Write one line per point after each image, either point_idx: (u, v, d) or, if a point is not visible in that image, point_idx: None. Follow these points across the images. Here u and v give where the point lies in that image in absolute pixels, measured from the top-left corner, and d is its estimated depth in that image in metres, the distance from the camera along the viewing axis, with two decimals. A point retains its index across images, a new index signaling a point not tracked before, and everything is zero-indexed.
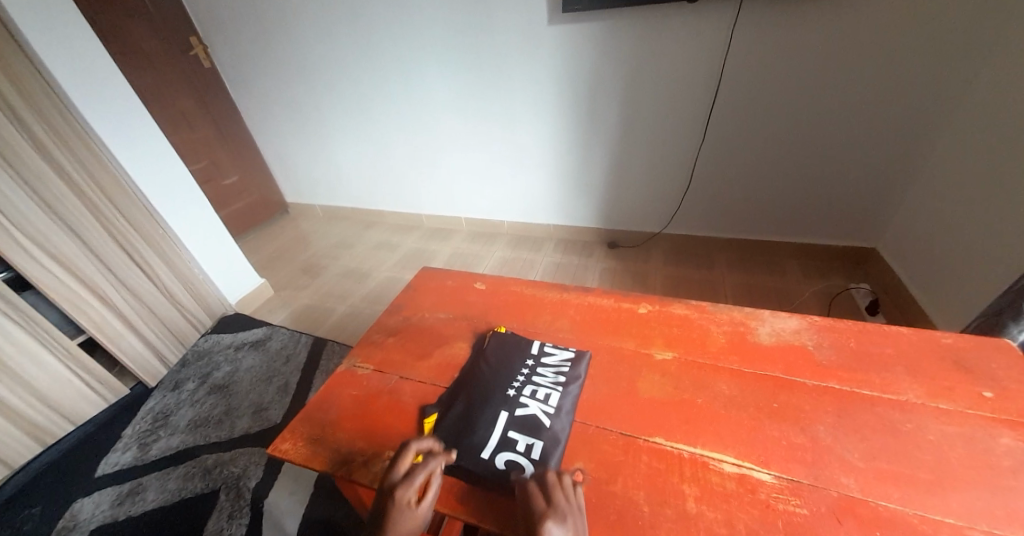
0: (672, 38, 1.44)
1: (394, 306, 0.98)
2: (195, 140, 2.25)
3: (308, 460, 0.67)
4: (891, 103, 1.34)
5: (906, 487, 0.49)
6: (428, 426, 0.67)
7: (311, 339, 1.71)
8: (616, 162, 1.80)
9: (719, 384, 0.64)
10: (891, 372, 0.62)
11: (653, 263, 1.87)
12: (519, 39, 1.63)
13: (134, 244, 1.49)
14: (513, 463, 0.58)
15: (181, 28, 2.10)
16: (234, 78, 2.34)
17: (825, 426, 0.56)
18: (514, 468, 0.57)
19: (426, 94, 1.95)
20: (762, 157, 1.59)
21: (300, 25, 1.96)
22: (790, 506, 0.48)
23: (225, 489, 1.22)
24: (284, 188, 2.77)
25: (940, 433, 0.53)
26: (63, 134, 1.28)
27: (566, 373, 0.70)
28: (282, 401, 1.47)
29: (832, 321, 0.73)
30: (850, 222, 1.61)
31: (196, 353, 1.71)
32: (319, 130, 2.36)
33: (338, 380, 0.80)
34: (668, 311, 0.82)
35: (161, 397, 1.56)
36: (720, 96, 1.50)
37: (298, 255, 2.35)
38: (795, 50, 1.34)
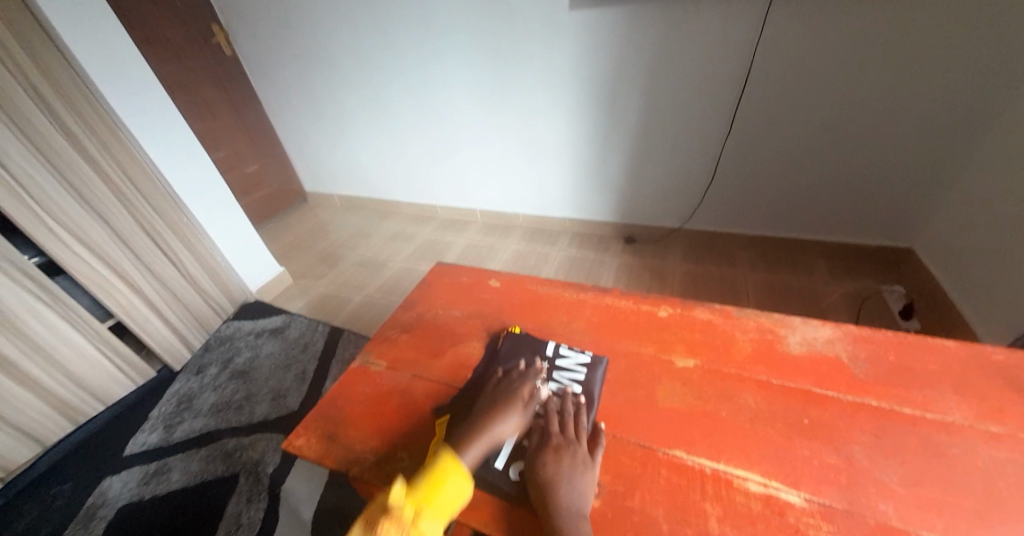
0: (700, 25, 1.38)
1: (408, 301, 0.97)
2: (217, 129, 2.28)
3: (321, 458, 0.67)
4: (938, 94, 1.26)
5: (950, 518, 0.45)
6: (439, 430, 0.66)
7: (327, 329, 1.73)
8: (637, 154, 1.74)
9: (745, 396, 0.61)
10: (935, 390, 0.58)
11: (671, 259, 1.82)
12: (540, 25, 1.58)
13: (159, 232, 1.53)
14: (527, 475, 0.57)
15: (202, 16, 2.11)
16: (255, 67, 2.35)
17: (861, 447, 0.53)
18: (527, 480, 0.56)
19: (443, 82, 1.92)
20: (793, 150, 1.51)
21: (319, 13, 1.95)
22: (821, 532, 0.46)
23: (244, 473, 1.25)
24: (302, 177, 2.79)
25: (990, 459, 0.49)
26: (92, 124, 1.31)
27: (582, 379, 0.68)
28: (299, 390, 1.49)
29: (868, 331, 0.68)
30: (885, 220, 1.53)
31: (217, 339, 1.75)
32: (337, 120, 2.36)
33: (351, 377, 0.80)
34: (690, 314, 0.78)
35: (184, 381, 1.60)
36: (749, 87, 1.43)
37: (315, 245, 2.37)
38: (834, 37, 1.26)
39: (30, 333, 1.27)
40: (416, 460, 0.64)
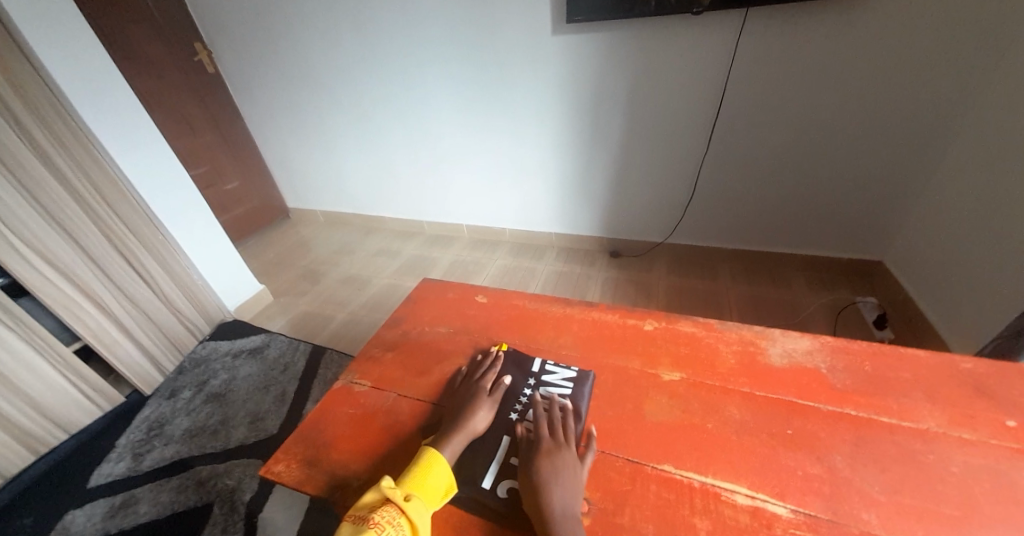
0: (677, 49, 1.44)
1: (393, 319, 0.96)
2: (197, 145, 2.25)
3: (301, 484, 0.64)
4: (899, 115, 1.33)
5: (930, 524, 0.46)
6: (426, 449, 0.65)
7: (309, 348, 1.69)
8: (620, 171, 1.79)
9: (730, 408, 0.62)
10: (909, 398, 0.60)
11: (655, 273, 1.85)
12: (523, 47, 1.62)
13: (133, 250, 1.48)
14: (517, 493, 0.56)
15: (184, 33, 2.10)
16: (238, 84, 2.34)
17: (842, 456, 0.54)
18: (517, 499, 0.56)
19: (429, 101, 1.94)
20: (767, 167, 1.57)
21: (305, 33, 1.96)
22: None
23: (219, 502, 1.19)
24: (285, 194, 2.76)
25: (964, 466, 0.51)
26: (65, 142, 1.28)
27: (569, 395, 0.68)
28: (278, 412, 1.44)
29: (844, 341, 0.70)
30: (857, 234, 1.60)
31: (192, 361, 1.69)
32: (322, 137, 2.36)
33: (334, 399, 0.78)
34: (675, 328, 0.80)
35: (155, 406, 1.53)
36: (725, 108, 1.50)
37: (298, 262, 2.33)
38: (801, 61, 1.33)
39: None
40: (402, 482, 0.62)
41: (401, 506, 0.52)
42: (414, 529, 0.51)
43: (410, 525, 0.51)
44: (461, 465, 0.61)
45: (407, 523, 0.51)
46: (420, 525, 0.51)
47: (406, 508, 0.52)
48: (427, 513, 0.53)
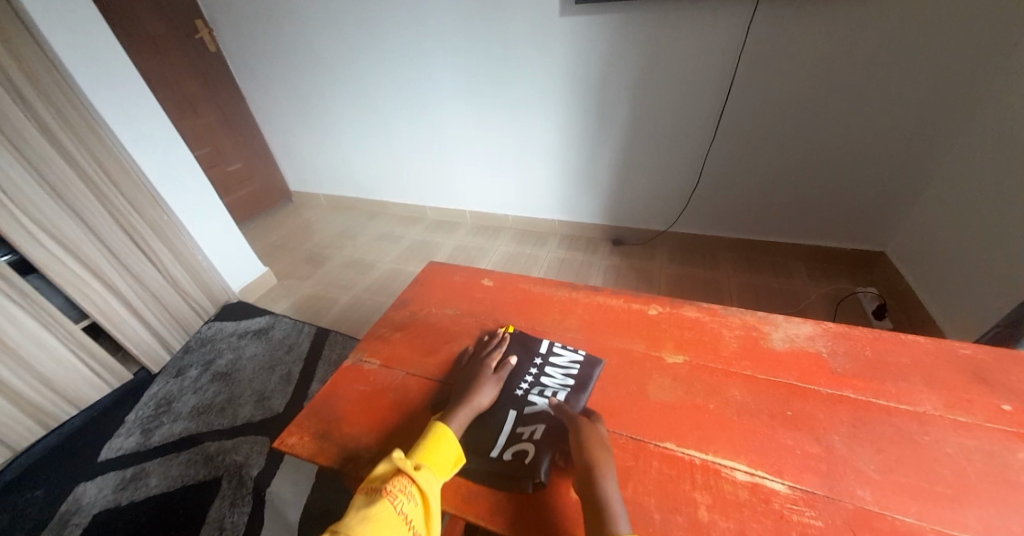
0: (686, 34, 1.42)
1: (400, 301, 0.98)
2: (200, 126, 2.24)
3: (314, 456, 0.67)
4: (908, 105, 1.32)
5: (923, 501, 0.48)
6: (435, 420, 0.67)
7: (314, 330, 1.71)
8: (624, 158, 1.78)
9: (732, 390, 0.64)
10: (908, 382, 0.61)
11: (657, 261, 1.86)
12: (530, 29, 1.60)
13: (138, 230, 1.49)
14: (523, 457, 0.59)
15: (185, 10, 2.07)
16: (240, 64, 2.31)
17: (840, 436, 0.55)
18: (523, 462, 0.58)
19: (434, 83, 1.92)
20: (774, 156, 1.56)
21: (308, 11, 1.93)
22: (804, 518, 0.48)
23: (227, 477, 1.23)
24: (287, 177, 2.75)
25: (959, 447, 0.53)
26: (71, 121, 1.28)
27: (575, 376, 0.69)
28: (284, 391, 1.47)
29: (846, 327, 0.72)
30: (861, 225, 1.59)
31: (198, 341, 1.71)
32: (324, 119, 2.34)
33: (344, 376, 0.80)
34: (679, 313, 0.81)
35: (163, 384, 1.56)
36: (733, 95, 1.48)
37: (301, 245, 2.34)
38: (813, 47, 1.31)
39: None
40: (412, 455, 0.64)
41: (411, 476, 0.54)
42: (424, 498, 0.53)
43: (421, 494, 0.53)
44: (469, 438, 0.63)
45: (418, 492, 0.53)
46: (430, 494, 0.53)
47: (416, 477, 0.53)
48: (436, 483, 0.55)
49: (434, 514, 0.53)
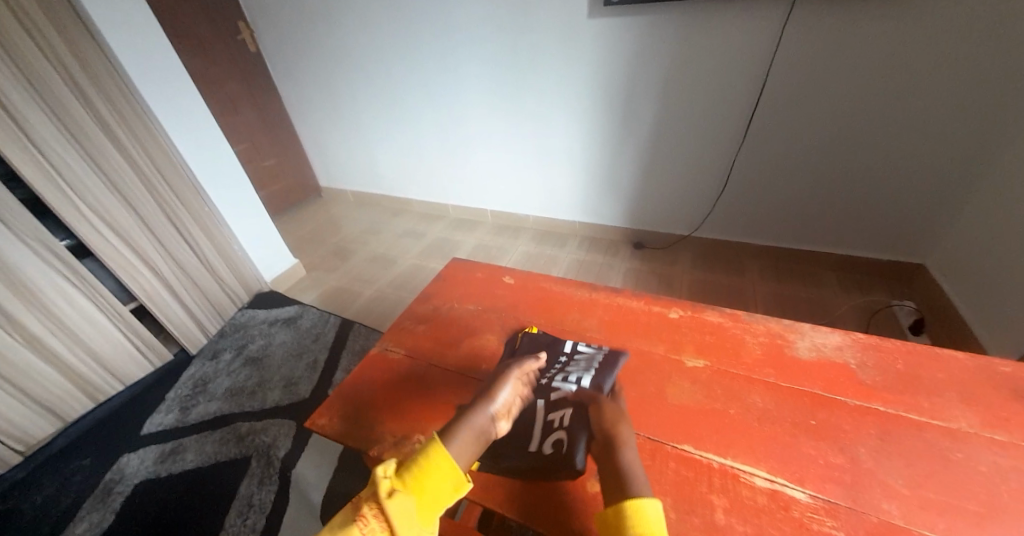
0: (717, 36, 1.40)
1: (424, 295, 1.01)
2: (239, 123, 2.35)
3: (341, 437, 0.70)
4: (953, 111, 1.26)
5: (952, 519, 0.47)
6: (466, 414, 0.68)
7: (339, 320, 1.77)
8: (649, 161, 1.77)
9: (754, 396, 0.63)
10: (941, 398, 0.59)
11: (679, 266, 1.84)
12: (558, 31, 1.61)
13: (182, 220, 1.58)
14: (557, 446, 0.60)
15: (229, 13, 2.18)
16: (277, 63, 2.41)
17: (865, 448, 0.54)
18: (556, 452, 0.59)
19: (461, 84, 1.95)
20: (806, 162, 1.52)
21: (342, 14, 2.00)
22: (824, 527, 0.47)
23: (256, 456, 1.29)
24: (318, 173, 2.85)
25: (994, 466, 0.51)
26: (125, 116, 1.37)
27: (601, 360, 0.72)
28: (311, 378, 1.53)
29: (875, 339, 0.70)
30: (898, 235, 1.53)
31: (232, 326, 1.81)
32: (354, 117, 2.42)
33: (370, 363, 0.83)
34: (701, 317, 0.81)
35: (199, 365, 1.65)
36: (764, 99, 1.45)
37: (330, 238, 2.42)
38: (852, 51, 1.27)
39: (57, 311, 1.33)
40: None
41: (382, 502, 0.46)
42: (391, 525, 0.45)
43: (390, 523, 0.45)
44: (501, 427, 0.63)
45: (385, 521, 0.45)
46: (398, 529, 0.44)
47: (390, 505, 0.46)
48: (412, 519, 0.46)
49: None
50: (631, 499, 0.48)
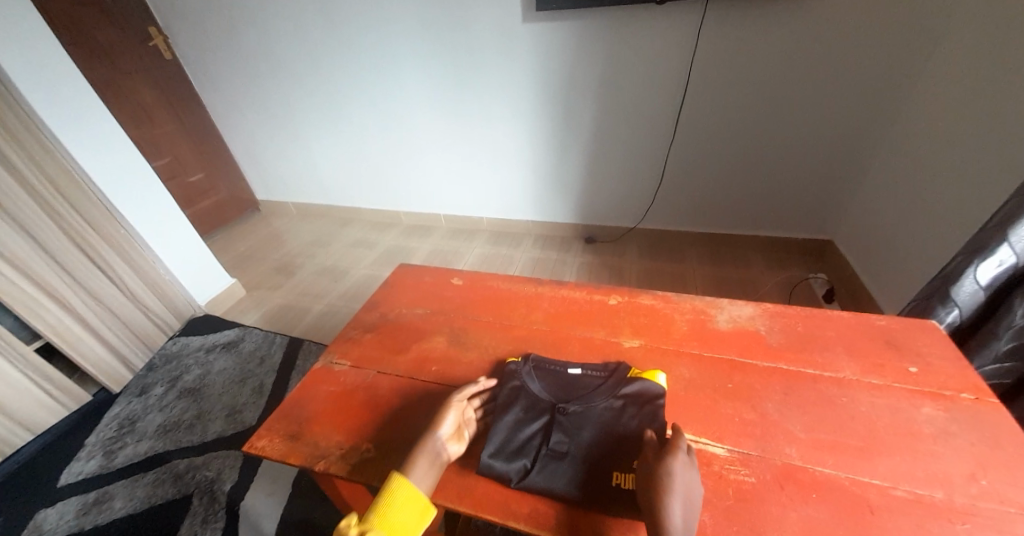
0: (641, 40, 1.50)
1: (371, 303, 0.99)
2: (157, 135, 2.17)
3: (286, 456, 0.68)
4: (841, 104, 1.44)
5: (839, 454, 0.54)
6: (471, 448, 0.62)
7: (286, 340, 1.69)
8: (592, 159, 1.84)
9: (681, 368, 0.70)
10: (832, 352, 0.68)
11: (628, 257, 1.93)
12: (494, 34, 1.64)
13: (94, 245, 1.43)
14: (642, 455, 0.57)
15: (137, 17, 2.01)
16: (199, 72, 2.26)
17: (773, 403, 0.62)
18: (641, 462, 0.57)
19: (401, 88, 1.93)
20: (728, 154, 1.66)
21: (269, 18, 1.92)
22: (739, 476, 0.53)
23: (198, 494, 1.20)
24: (254, 186, 2.69)
25: (871, 405, 0.59)
26: (16, 133, 1.23)
27: (579, 399, 0.65)
28: (256, 403, 1.45)
29: (782, 307, 0.79)
30: (809, 216, 1.72)
31: (163, 358, 1.66)
32: (290, 126, 2.31)
33: (314, 378, 0.81)
34: (636, 301, 0.87)
35: (125, 403, 1.50)
36: (688, 96, 1.57)
37: (271, 254, 2.30)
38: (755, 51, 1.42)
39: None
40: (382, 450, 0.66)
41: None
42: None
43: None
44: (591, 477, 0.56)
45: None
46: None
47: None
48: None
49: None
50: None
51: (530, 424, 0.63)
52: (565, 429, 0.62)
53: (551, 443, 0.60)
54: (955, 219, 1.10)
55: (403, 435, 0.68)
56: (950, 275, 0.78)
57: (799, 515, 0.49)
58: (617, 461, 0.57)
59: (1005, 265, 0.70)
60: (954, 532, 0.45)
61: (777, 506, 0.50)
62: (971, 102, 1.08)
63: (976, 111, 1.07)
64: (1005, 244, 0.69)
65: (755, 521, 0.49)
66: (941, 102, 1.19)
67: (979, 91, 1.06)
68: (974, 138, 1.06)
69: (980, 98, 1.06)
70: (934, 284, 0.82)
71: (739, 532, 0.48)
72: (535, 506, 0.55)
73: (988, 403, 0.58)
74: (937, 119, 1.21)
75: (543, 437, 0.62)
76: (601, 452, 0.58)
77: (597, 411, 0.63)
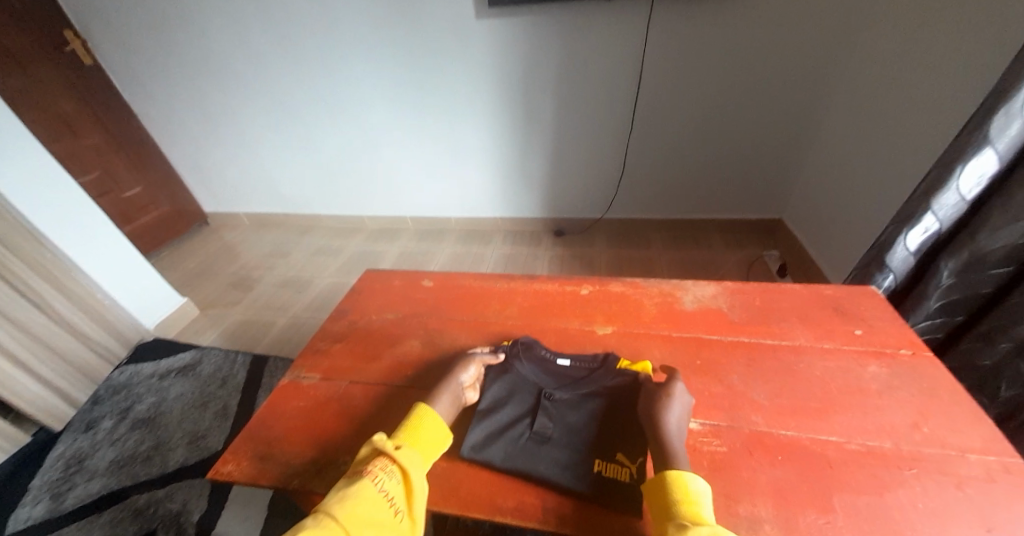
0: (594, 33, 1.52)
1: (339, 311, 0.96)
2: (83, 149, 1.99)
3: (255, 478, 0.64)
4: (783, 90, 1.53)
5: (800, 417, 0.58)
6: (427, 422, 0.60)
7: (249, 358, 1.60)
8: (555, 152, 1.86)
9: (653, 350, 0.72)
10: (788, 323, 0.73)
11: (597, 247, 1.96)
12: (447, 31, 1.62)
13: (16, 271, 1.30)
14: (627, 438, 0.58)
15: (50, 19, 1.84)
16: (127, 77, 2.09)
17: (738, 375, 0.65)
18: (626, 446, 0.58)
19: (355, 88, 1.87)
20: (683, 142, 1.72)
21: (203, 17, 1.79)
22: (712, 446, 0.56)
23: (163, 528, 1.11)
24: (200, 198, 2.53)
25: (824, 368, 0.64)
26: None
27: (567, 388, 0.66)
28: (220, 427, 1.37)
29: (742, 284, 0.83)
30: (760, 197, 1.81)
31: (110, 389, 1.53)
32: (236, 133, 2.18)
33: (282, 395, 0.77)
34: (607, 289, 0.89)
35: (70, 441, 1.38)
36: (643, 87, 1.61)
37: (226, 269, 2.17)
38: (701, 42, 1.48)
39: None
40: None
41: (393, 454, 0.55)
42: (405, 475, 0.53)
43: (404, 471, 0.54)
44: (578, 465, 0.57)
45: (399, 470, 0.54)
46: (411, 472, 0.53)
47: (398, 455, 0.54)
48: (419, 462, 0.55)
49: (418, 494, 0.53)
50: (669, 467, 0.50)
51: (517, 410, 0.65)
52: (551, 414, 0.63)
53: (536, 427, 0.62)
54: (885, 192, 1.20)
55: None
56: (884, 244, 0.84)
57: (769, 477, 0.52)
58: (600, 449, 0.58)
59: (929, 231, 0.77)
60: (902, 477, 0.50)
61: (748, 471, 0.53)
62: (895, 83, 1.18)
63: (899, 91, 1.16)
64: (929, 212, 0.76)
65: (730, 488, 0.51)
66: (871, 84, 1.29)
67: (900, 73, 1.16)
68: (899, 116, 1.16)
69: (901, 79, 1.15)
70: (871, 253, 0.89)
71: (716, 500, 0.50)
72: (520, 502, 0.55)
73: (923, 357, 0.63)
74: (868, 99, 1.30)
75: (528, 421, 0.63)
76: (583, 439, 0.59)
77: (583, 400, 0.64)
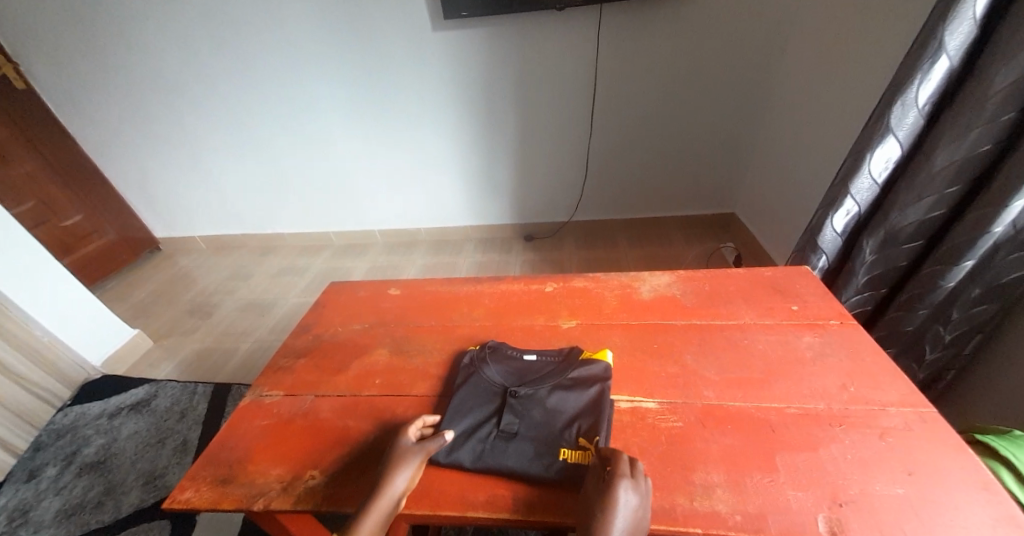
0: (547, 44, 1.59)
1: (302, 326, 0.95)
2: (15, 178, 1.86)
3: (218, 503, 0.62)
4: (723, 92, 1.64)
5: (746, 388, 0.62)
6: None
7: (210, 388, 1.52)
8: (518, 160, 1.90)
9: (613, 339, 0.76)
10: (734, 304, 0.78)
11: (566, 249, 2.00)
12: (403, 44, 1.64)
13: None
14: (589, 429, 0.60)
15: None
16: (64, 99, 1.98)
17: (691, 355, 0.69)
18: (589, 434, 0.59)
19: (313, 104, 1.84)
20: (637, 144, 1.80)
21: (147, 35, 1.73)
22: (669, 423, 0.59)
23: None
24: (151, 223, 2.40)
25: (767, 343, 0.69)
26: None
27: (532, 386, 0.67)
28: (181, 463, 1.29)
29: (693, 272, 0.88)
30: (713, 193, 1.91)
31: (53, 433, 1.42)
32: (188, 153, 2.10)
33: (244, 415, 0.75)
34: (570, 285, 0.92)
35: (10, 494, 1.27)
36: (597, 92, 1.68)
37: (182, 295, 2.06)
38: (645, 50, 1.57)
39: None
40: (327, 474, 0.63)
41: None
42: None
43: None
44: (542, 458, 0.57)
45: None
46: None
47: None
48: None
49: None
50: None
51: (484, 410, 0.66)
52: (517, 411, 0.64)
53: (503, 425, 0.63)
54: (816, 182, 1.30)
55: (348, 457, 0.65)
56: (815, 228, 0.92)
57: (719, 445, 0.55)
58: (565, 438, 0.59)
59: (850, 213, 0.85)
60: (834, 433, 0.54)
61: (701, 441, 0.56)
62: (816, 83, 1.29)
63: (820, 90, 1.28)
64: (848, 196, 0.84)
65: (686, 459, 0.55)
66: (797, 84, 1.40)
67: (820, 73, 1.27)
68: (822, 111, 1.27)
69: (821, 79, 1.27)
70: (806, 237, 0.97)
71: (674, 471, 0.54)
72: (490, 495, 0.56)
73: (850, 325, 0.69)
74: (796, 98, 1.42)
75: (496, 419, 0.64)
76: (548, 431, 0.61)
77: (547, 395, 0.65)
